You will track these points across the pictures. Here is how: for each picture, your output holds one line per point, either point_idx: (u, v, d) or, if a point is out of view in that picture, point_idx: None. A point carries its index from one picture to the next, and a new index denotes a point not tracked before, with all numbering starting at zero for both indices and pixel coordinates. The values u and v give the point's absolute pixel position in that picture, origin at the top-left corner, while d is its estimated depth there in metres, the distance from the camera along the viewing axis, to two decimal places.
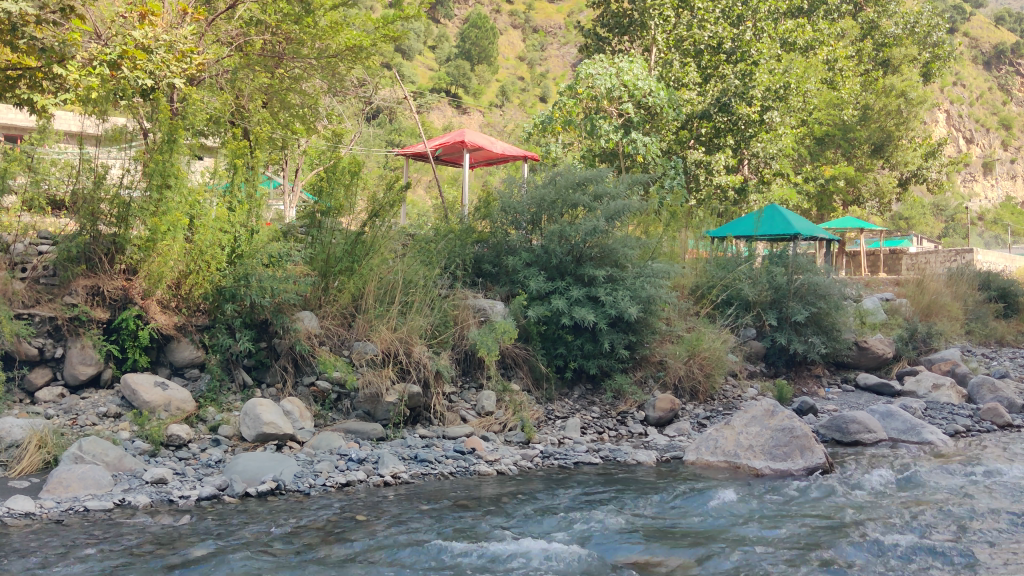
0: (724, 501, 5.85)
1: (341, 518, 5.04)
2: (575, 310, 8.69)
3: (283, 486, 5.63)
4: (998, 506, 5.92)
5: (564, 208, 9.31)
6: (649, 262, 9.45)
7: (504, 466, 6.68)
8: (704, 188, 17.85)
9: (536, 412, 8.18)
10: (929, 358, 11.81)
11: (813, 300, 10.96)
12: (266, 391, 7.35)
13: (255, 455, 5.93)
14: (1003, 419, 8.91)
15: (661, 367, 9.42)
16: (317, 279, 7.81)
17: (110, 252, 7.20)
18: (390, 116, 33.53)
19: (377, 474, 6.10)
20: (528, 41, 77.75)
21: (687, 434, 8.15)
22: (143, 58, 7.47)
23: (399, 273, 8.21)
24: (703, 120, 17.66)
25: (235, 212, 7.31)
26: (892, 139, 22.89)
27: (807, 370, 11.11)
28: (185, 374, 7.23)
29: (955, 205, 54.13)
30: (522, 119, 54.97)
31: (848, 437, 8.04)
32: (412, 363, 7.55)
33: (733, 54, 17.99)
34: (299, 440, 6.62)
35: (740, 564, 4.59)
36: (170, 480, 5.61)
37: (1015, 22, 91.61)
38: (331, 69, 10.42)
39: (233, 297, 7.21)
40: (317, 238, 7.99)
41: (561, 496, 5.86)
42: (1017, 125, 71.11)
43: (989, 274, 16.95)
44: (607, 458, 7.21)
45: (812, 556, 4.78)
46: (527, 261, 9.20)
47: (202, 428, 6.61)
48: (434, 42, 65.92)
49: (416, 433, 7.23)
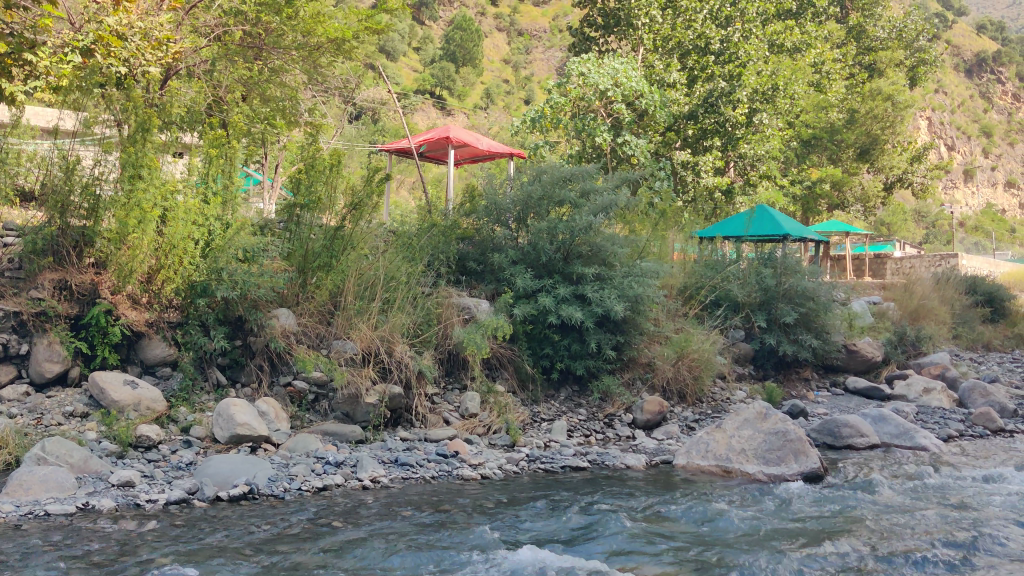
0: (715, 507, 5.65)
1: (317, 524, 4.79)
2: (562, 308, 8.49)
3: (256, 489, 5.36)
4: (998, 513, 5.73)
5: (551, 205, 9.11)
6: (638, 261, 9.26)
7: (489, 470, 6.44)
8: (691, 189, 17.66)
9: (522, 415, 7.95)
10: (919, 362, 11.66)
11: (801, 302, 10.82)
12: (241, 390, 7.08)
13: (227, 457, 5.66)
14: (995, 424, 8.74)
15: (650, 368, 9.21)
16: (294, 275, 7.52)
17: (79, 244, 6.86)
18: (374, 117, 33.15)
19: (356, 478, 5.84)
20: (513, 44, 77.37)
21: (675, 438, 7.95)
22: (117, 46, 7.32)
23: (381, 270, 7.95)
24: (691, 121, 17.45)
25: (209, 205, 7.01)
26: (877, 143, 22.96)
27: (796, 373, 10.93)
28: (157, 372, 6.92)
29: (937, 212, 54.16)
30: (506, 122, 54.71)
31: (839, 441, 7.86)
32: (393, 363, 7.35)
33: (722, 55, 17.91)
34: (275, 442, 6.37)
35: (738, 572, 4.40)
36: (138, 483, 5.33)
37: (996, 31, 92.08)
38: (314, 62, 10.22)
39: (205, 292, 6.95)
40: (295, 233, 7.72)
41: (547, 501, 5.63)
42: (998, 133, 71.46)
43: (975, 279, 16.84)
44: (595, 462, 6.98)
45: (814, 567, 4.53)
46: (514, 258, 8.97)
47: (173, 429, 6.33)
48: (418, 43, 65.25)
49: (397, 436, 7.01)
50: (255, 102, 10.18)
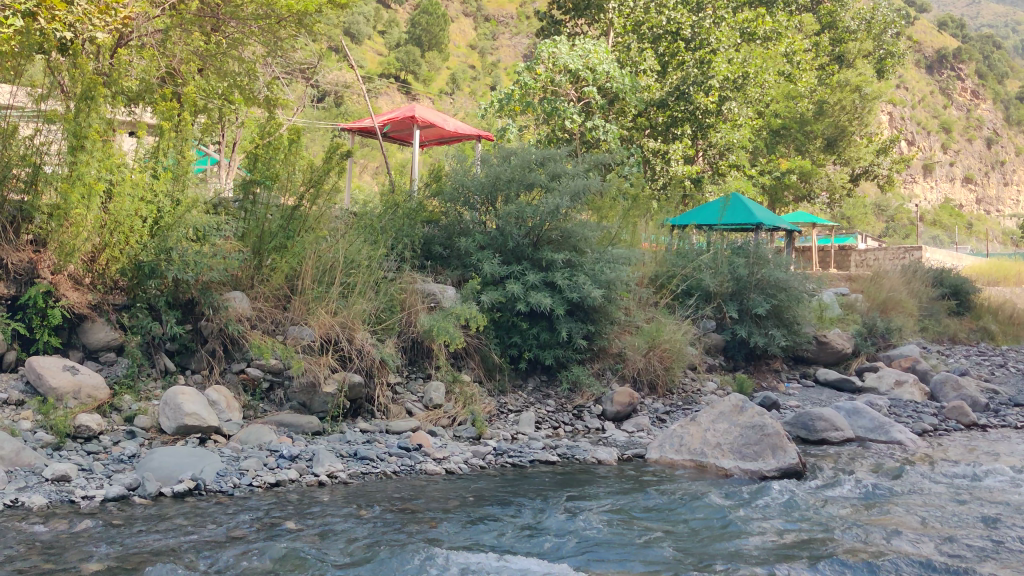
0: (692, 505, 5.37)
1: (269, 523, 4.43)
2: (531, 295, 8.18)
3: (202, 486, 4.97)
4: (985, 509, 5.52)
5: (520, 188, 8.76)
6: (609, 247, 9.00)
7: (454, 464, 6.11)
8: (661, 177, 17.44)
9: (488, 406, 7.64)
10: (888, 354, 11.56)
11: (773, 292, 10.62)
12: (190, 377, 6.64)
13: (173, 450, 5.27)
14: (968, 418, 8.63)
15: (620, 358, 8.96)
16: (249, 256, 7.13)
17: (15, 219, 6.43)
18: (337, 99, 32.47)
19: (311, 473, 5.47)
20: (480, 30, 76.53)
21: (646, 431, 7.70)
22: (64, 9, 6.99)
23: (340, 251, 7.59)
24: (661, 108, 17.24)
25: (158, 180, 6.60)
26: (845, 134, 22.78)
27: (766, 364, 10.73)
28: (100, 358, 6.45)
29: (896, 206, 54.46)
30: (470, 108, 54.13)
31: (814, 435, 7.65)
32: (353, 350, 7.01)
33: (693, 41, 17.52)
34: (225, 434, 5.99)
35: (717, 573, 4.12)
36: (74, 478, 4.92)
37: (957, 28, 93.11)
38: (275, 36, 9.80)
39: (154, 273, 6.50)
40: (251, 212, 7.32)
41: (516, 498, 5.32)
42: (956, 129, 72.20)
43: (941, 272, 16.80)
44: (565, 456, 6.68)
45: (814, 570, 4.25)
46: (481, 243, 8.64)
47: (116, 419, 5.92)
48: (383, 26, 64.32)
49: (356, 428, 6.66)
50: (212, 75, 9.70)
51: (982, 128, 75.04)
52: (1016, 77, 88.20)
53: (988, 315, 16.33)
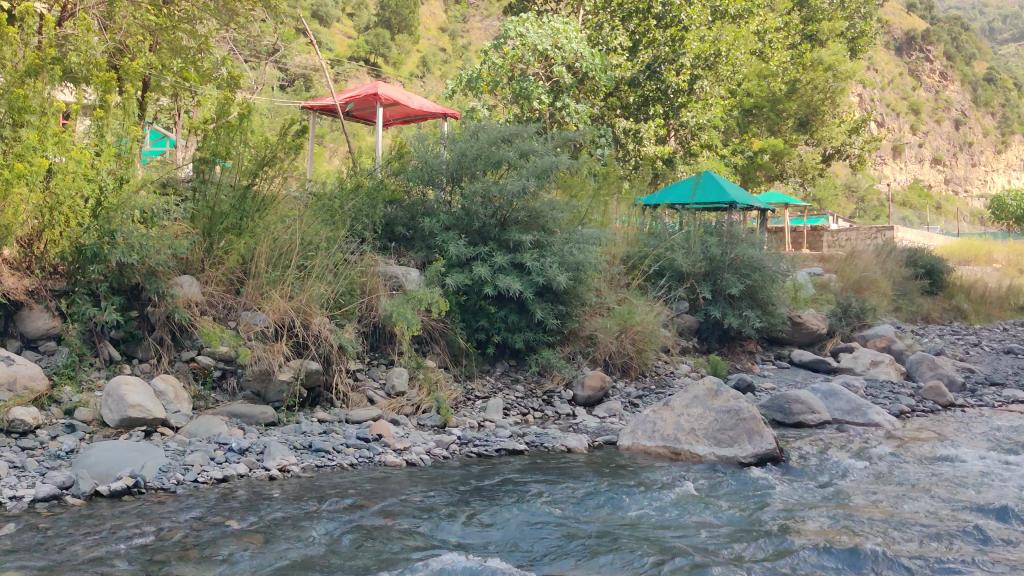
0: (665, 494, 5.12)
1: (208, 523, 4.12)
2: (498, 278, 7.89)
3: (143, 483, 4.64)
4: (967, 492, 5.31)
5: (486, 165, 8.43)
6: (579, 227, 8.69)
7: (416, 455, 5.81)
8: (633, 158, 17.18)
9: (454, 392, 7.35)
10: (862, 334, 11.39)
11: (746, 272, 10.40)
12: (137, 367, 6.30)
13: (112, 444, 4.93)
14: (945, 399, 8.46)
15: (591, 342, 8.69)
16: (198, 237, 6.77)
17: None
18: (304, 81, 31.76)
19: (261, 467, 5.16)
20: (450, 13, 75.65)
21: (618, 416, 7.46)
22: None
23: (296, 233, 7.25)
24: (632, 87, 17.00)
25: (100, 157, 6.19)
26: (817, 114, 22.66)
27: (740, 345, 10.53)
28: (39, 347, 6.05)
29: (866, 186, 54.64)
30: (441, 91, 53.41)
31: (789, 418, 7.43)
32: (310, 337, 6.69)
33: (663, 18, 17.08)
34: (173, 426, 5.66)
35: (675, 565, 3.90)
36: (4, 476, 4.57)
37: (924, 10, 93.61)
38: None
39: (96, 258, 6.12)
40: (201, 192, 6.97)
41: (479, 491, 5.05)
42: (925, 110, 72.65)
43: (915, 251, 16.70)
44: (533, 445, 6.40)
45: (792, 560, 4.00)
46: (446, 223, 8.32)
47: (55, 412, 5.58)
48: (352, 9, 63.36)
49: (314, 417, 6.36)
50: (163, 50, 9.20)
51: (950, 108, 75.51)
52: (982, 60, 89.05)
53: (961, 294, 16.25)
